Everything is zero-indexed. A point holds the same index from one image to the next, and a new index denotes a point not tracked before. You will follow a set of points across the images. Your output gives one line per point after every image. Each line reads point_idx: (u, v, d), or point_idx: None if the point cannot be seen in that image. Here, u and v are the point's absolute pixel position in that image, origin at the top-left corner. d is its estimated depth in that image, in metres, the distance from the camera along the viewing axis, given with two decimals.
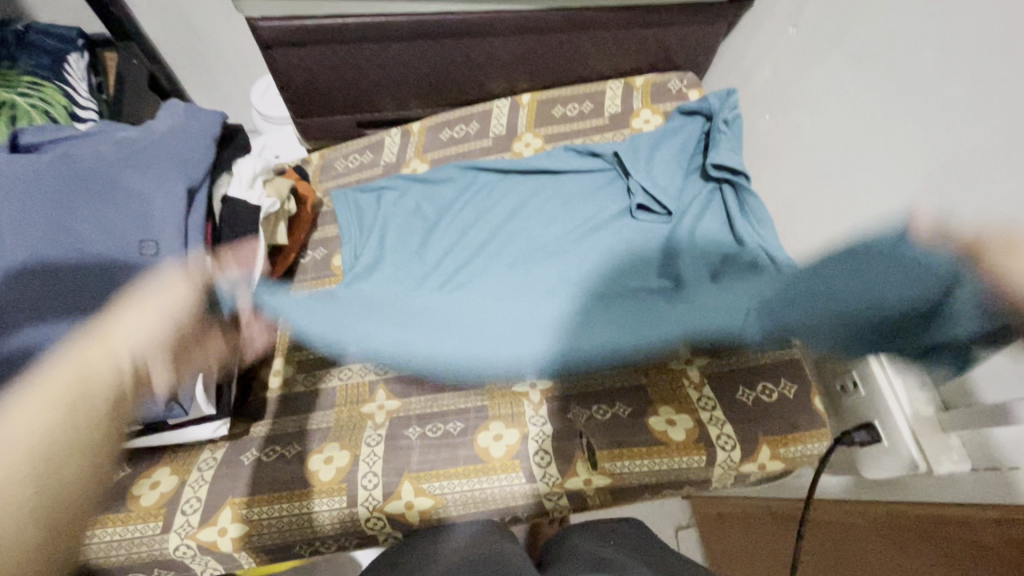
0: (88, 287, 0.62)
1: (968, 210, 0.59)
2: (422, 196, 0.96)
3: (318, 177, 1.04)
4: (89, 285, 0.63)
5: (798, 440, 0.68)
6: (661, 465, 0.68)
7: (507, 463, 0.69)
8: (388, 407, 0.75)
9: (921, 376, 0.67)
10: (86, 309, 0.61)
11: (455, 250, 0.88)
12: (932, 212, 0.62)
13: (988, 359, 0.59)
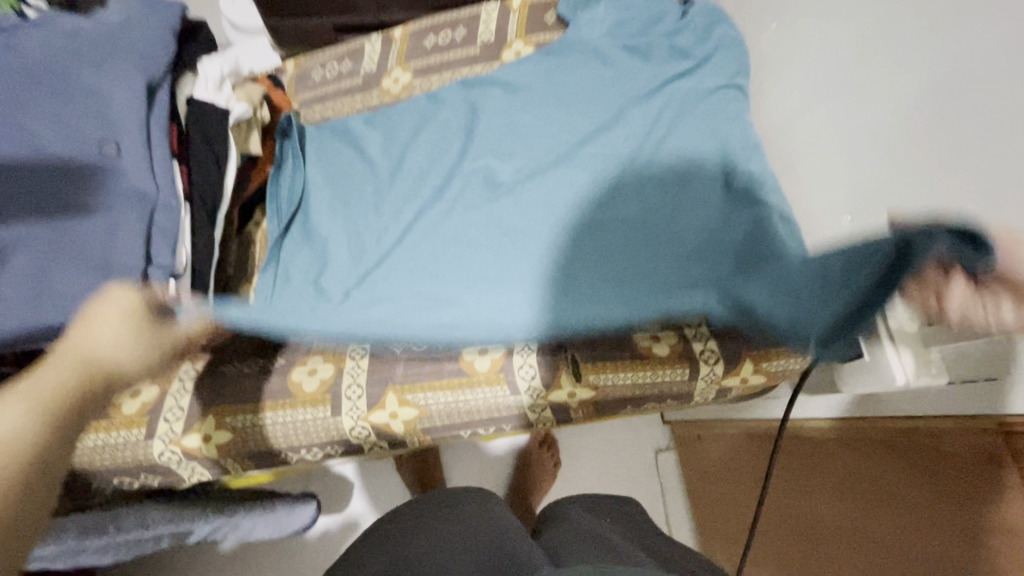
0: (47, 187, 0.59)
1: (968, 117, 0.56)
2: (396, 115, 0.90)
3: (293, 87, 0.98)
4: (48, 185, 0.59)
5: (782, 354, 0.68)
6: (644, 377, 0.68)
7: (491, 376, 0.67)
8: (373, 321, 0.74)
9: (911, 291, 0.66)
10: (47, 211, 0.58)
11: (424, 170, 0.84)
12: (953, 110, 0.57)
13: None
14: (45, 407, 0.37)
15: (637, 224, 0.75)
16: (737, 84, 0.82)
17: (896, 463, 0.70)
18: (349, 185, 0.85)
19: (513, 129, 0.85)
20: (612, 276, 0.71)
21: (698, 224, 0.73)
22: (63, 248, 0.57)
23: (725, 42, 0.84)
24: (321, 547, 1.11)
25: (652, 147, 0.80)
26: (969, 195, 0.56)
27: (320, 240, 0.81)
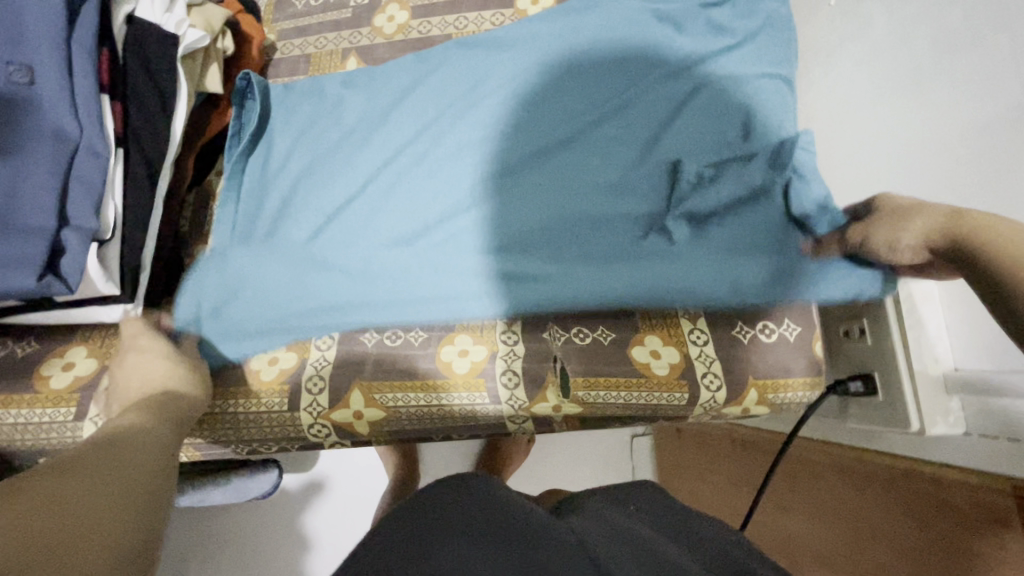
0: None
1: None
2: (377, 67, 0.78)
3: (270, 14, 0.84)
4: None
5: (789, 386, 0.63)
6: (638, 398, 0.62)
7: (469, 381, 0.62)
8: None
9: (946, 318, 0.61)
10: None
11: (405, 134, 0.74)
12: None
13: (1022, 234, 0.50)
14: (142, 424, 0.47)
15: (644, 225, 0.67)
16: (782, 74, 0.73)
17: (891, 500, 0.68)
18: (314, 145, 0.74)
19: (521, 100, 0.73)
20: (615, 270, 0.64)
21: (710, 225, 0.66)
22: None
23: (773, 20, 0.74)
24: (283, 512, 1.07)
25: (664, 139, 0.71)
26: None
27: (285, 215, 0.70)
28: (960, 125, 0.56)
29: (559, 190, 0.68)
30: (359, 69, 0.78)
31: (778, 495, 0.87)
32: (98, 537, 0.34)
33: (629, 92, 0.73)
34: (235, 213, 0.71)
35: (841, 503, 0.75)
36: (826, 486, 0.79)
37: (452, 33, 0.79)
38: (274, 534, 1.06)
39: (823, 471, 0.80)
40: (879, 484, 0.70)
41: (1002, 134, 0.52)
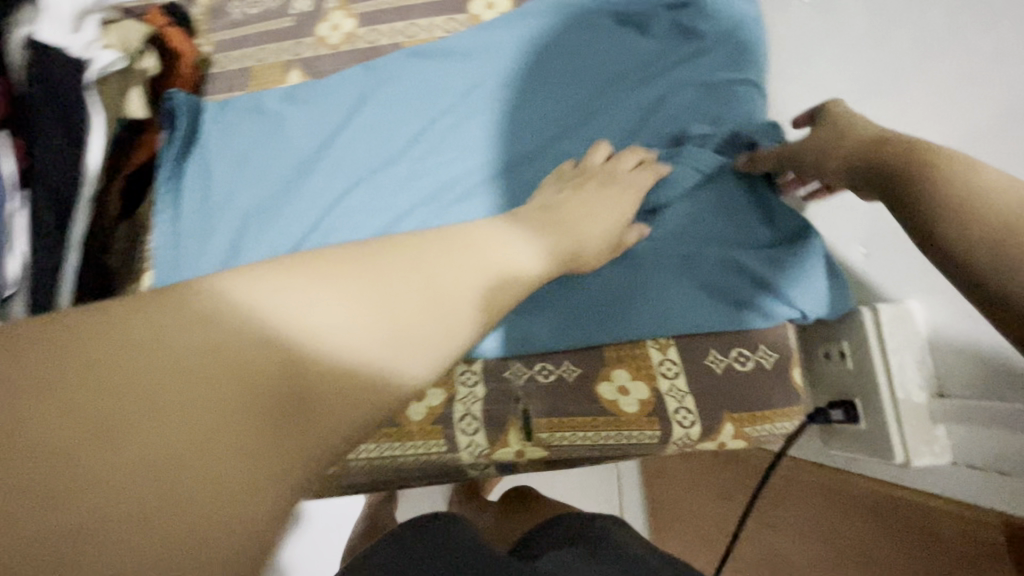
0: None
1: None
2: (318, 83, 0.72)
3: (206, 24, 0.78)
4: None
5: (767, 419, 0.59)
6: (606, 438, 0.58)
7: (423, 428, 0.57)
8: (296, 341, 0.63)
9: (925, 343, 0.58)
10: None
11: (346, 157, 0.69)
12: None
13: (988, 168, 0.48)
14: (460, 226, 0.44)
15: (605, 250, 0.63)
16: (753, 79, 0.68)
17: (878, 528, 0.64)
18: (252, 171, 0.69)
19: (469, 120, 0.69)
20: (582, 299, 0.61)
21: (676, 246, 0.62)
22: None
23: (746, 19, 0.69)
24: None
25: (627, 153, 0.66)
26: None
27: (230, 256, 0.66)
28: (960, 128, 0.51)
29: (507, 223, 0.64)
30: (301, 84, 0.72)
31: (759, 515, 0.84)
32: (208, 479, 0.26)
33: (590, 107, 0.68)
34: (175, 255, 0.66)
35: (821, 528, 0.72)
36: (806, 508, 0.76)
37: (402, 41, 0.74)
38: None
39: (803, 491, 0.77)
40: (862, 510, 0.67)
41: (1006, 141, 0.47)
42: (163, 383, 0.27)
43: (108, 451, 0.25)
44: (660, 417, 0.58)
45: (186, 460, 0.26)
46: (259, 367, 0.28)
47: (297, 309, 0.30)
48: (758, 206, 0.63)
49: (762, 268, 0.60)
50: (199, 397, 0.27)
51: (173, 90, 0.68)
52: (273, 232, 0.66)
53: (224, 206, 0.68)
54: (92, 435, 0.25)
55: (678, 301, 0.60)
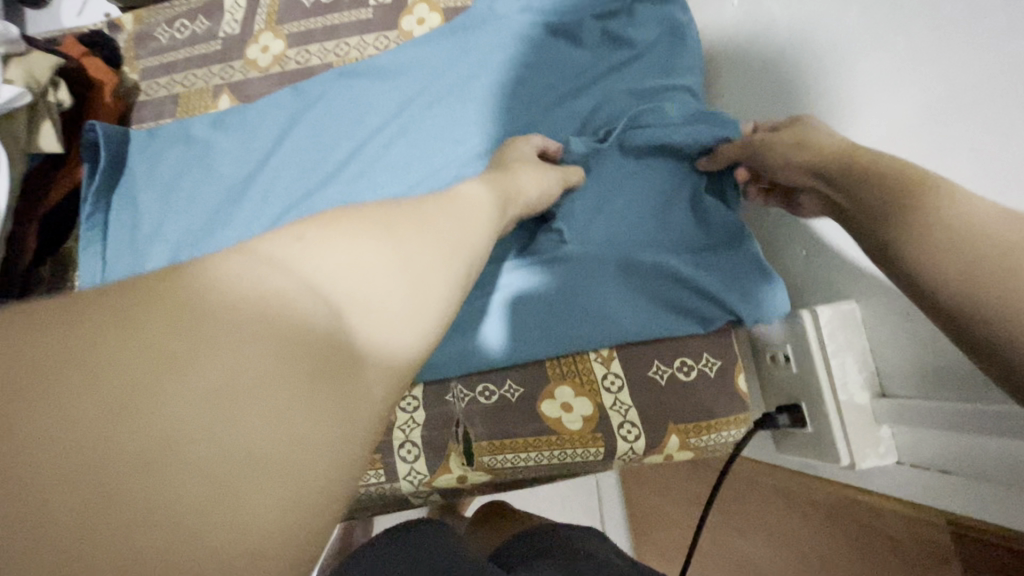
0: None
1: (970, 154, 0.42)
2: (250, 106, 0.70)
3: (131, 51, 0.76)
4: None
5: (713, 428, 0.58)
6: (550, 458, 0.57)
7: (362, 459, 0.56)
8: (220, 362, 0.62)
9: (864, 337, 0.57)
10: None
11: (279, 180, 0.67)
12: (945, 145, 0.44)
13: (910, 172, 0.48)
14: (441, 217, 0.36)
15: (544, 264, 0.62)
16: (687, 85, 0.68)
17: (836, 528, 0.64)
18: (182, 200, 0.67)
19: (402, 138, 0.68)
20: (523, 312, 0.60)
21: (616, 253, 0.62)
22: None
23: (675, 26, 0.69)
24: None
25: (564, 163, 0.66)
26: None
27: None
28: (880, 125, 0.51)
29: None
30: (229, 109, 0.70)
31: (726, 517, 0.83)
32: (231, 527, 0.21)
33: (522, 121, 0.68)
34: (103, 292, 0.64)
35: (783, 532, 0.72)
36: (770, 512, 0.75)
37: (333, 61, 0.72)
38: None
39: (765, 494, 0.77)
40: (820, 513, 0.67)
41: (925, 137, 0.46)
42: (143, 323, 0.23)
43: (60, 398, 0.20)
44: (604, 433, 0.57)
45: (157, 409, 0.21)
46: (232, 331, 0.23)
47: (284, 273, 0.26)
48: (694, 209, 0.64)
49: (698, 271, 0.60)
50: (178, 337, 0.23)
51: (93, 121, 0.66)
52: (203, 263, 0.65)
53: (165, 232, 0.66)
54: (65, 373, 0.21)
55: (618, 311, 0.59)
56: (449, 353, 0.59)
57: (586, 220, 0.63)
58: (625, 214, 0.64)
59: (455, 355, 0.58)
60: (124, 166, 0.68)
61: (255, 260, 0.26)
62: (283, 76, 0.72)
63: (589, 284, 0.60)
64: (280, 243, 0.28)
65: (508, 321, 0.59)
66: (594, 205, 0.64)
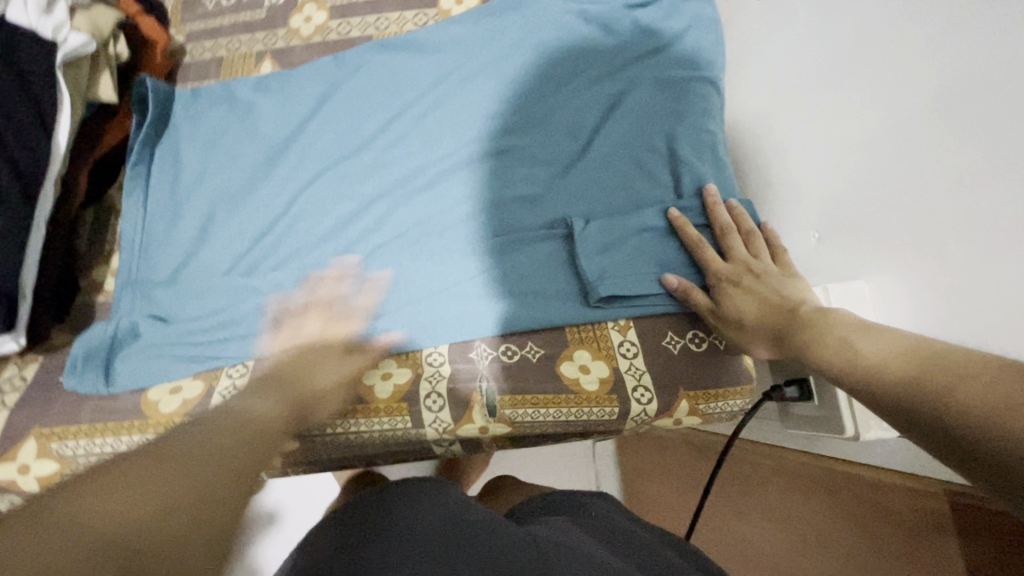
0: None
1: (976, 138, 0.49)
2: (292, 73, 0.73)
3: (178, 14, 0.79)
4: None
5: (720, 395, 0.61)
6: (566, 415, 0.60)
7: (392, 407, 0.59)
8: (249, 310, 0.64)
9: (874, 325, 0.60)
10: None
11: (315, 141, 0.70)
12: (949, 131, 0.51)
13: (918, 157, 0.54)
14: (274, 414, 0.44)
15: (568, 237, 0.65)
16: (710, 75, 0.72)
17: (835, 509, 0.67)
18: (220, 158, 0.70)
19: (436, 110, 0.70)
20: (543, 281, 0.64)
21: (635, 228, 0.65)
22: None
23: (700, 22, 0.73)
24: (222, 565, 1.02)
25: (590, 143, 0.69)
26: (968, 226, 0.50)
27: (198, 242, 0.67)
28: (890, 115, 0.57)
29: (470, 209, 0.67)
30: (271, 73, 0.73)
31: (722, 496, 0.87)
32: None
33: (552, 100, 0.71)
34: (144, 238, 0.67)
35: (780, 511, 0.75)
36: (768, 492, 0.79)
37: (373, 34, 0.75)
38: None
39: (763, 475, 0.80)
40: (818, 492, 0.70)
41: (930, 124, 0.53)
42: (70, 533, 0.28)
43: None
44: (619, 395, 0.60)
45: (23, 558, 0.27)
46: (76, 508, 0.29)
47: (145, 463, 0.33)
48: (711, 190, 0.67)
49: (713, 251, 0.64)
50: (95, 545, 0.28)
51: (144, 76, 0.69)
52: (242, 217, 0.67)
53: (191, 206, 0.68)
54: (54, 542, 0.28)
55: (634, 283, 0.63)
56: (471, 315, 0.62)
57: (608, 197, 0.67)
58: (646, 194, 0.67)
59: (480, 317, 0.62)
60: (169, 121, 0.71)
61: (92, 496, 0.30)
62: (325, 46, 0.75)
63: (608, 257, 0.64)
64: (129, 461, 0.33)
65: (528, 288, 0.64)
66: (618, 184, 0.67)
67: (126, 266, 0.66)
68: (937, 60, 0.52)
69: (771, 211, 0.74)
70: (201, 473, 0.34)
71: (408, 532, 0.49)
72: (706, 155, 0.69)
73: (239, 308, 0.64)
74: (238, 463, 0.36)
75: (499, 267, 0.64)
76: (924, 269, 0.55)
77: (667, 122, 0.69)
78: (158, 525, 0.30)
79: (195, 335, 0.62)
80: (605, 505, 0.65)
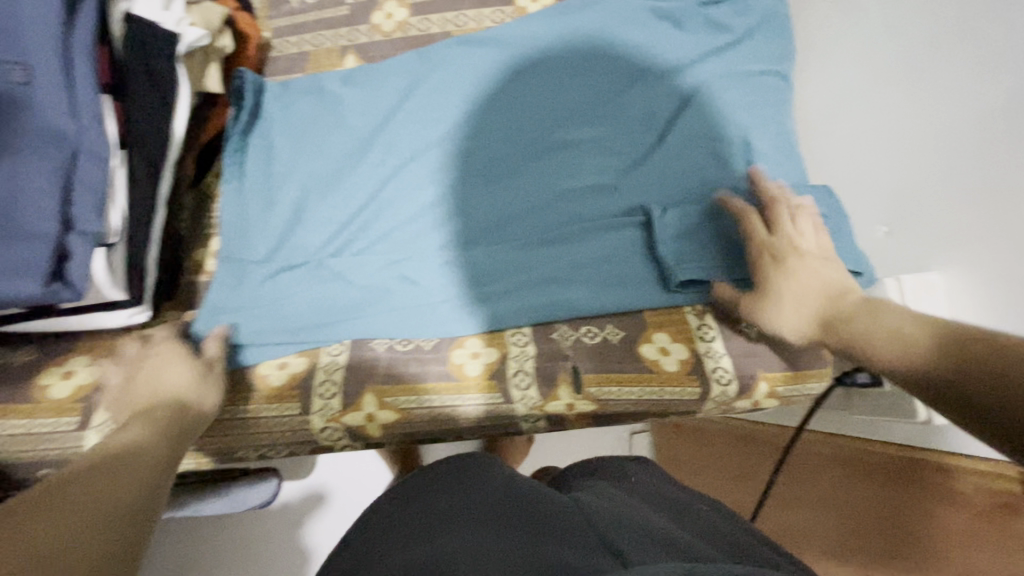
0: None
1: None
2: (376, 67, 0.76)
3: (265, 11, 0.83)
4: None
5: (797, 379, 0.63)
6: (649, 394, 0.62)
7: (483, 382, 0.62)
8: (343, 289, 0.67)
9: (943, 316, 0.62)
10: None
11: (399, 131, 0.73)
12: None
13: (996, 152, 0.55)
14: (145, 441, 0.46)
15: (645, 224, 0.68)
16: (780, 70, 0.74)
17: (897, 492, 0.68)
18: (310, 148, 0.73)
19: (515, 102, 0.73)
20: (623, 265, 0.66)
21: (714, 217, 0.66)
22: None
23: (771, 17, 0.75)
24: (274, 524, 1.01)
25: (663, 134, 0.72)
26: None
27: (290, 225, 0.71)
28: (964, 110, 0.58)
29: (549, 197, 0.69)
30: (357, 68, 0.77)
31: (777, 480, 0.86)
32: None
33: (627, 93, 0.73)
34: (241, 221, 0.71)
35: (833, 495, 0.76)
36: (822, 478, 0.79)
37: (452, 30, 0.79)
38: (266, 539, 1.00)
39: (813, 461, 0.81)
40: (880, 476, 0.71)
41: (1006, 121, 0.54)
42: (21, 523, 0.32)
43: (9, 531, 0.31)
44: (699, 377, 0.62)
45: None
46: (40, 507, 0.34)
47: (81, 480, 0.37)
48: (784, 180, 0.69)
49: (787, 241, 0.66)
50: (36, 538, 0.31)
51: (242, 69, 0.73)
52: (332, 203, 0.71)
53: (284, 192, 0.72)
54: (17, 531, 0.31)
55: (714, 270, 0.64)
56: (554, 298, 0.65)
57: (683, 187, 0.69)
58: (721, 184, 0.69)
59: (562, 300, 0.64)
60: (263, 113, 0.75)
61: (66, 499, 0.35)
62: (407, 42, 0.79)
63: (687, 245, 0.65)
64: (80, 484, 0.37)
65: (608, 273, 0.66)
66: (693, 174, 0.70)
67: (225, 246, 0.69)
68: (1020, 57, 0.52)
69: (845, 203, 0.74)
70: (96, 481, 0.38)
71: (450, 508, 0.46)
72: (777, 147, 0.71)
73: (330, 288, 0.67)
74: (145, 468, 0.43)
75: (579, 252, 0.67)
76: (1000, 259, 0.55)
77: (741, 114, 0.71)
78: (117, 518, 0.36)
79: (291, 312, 0.66)
80: (664, 478, 0.59)
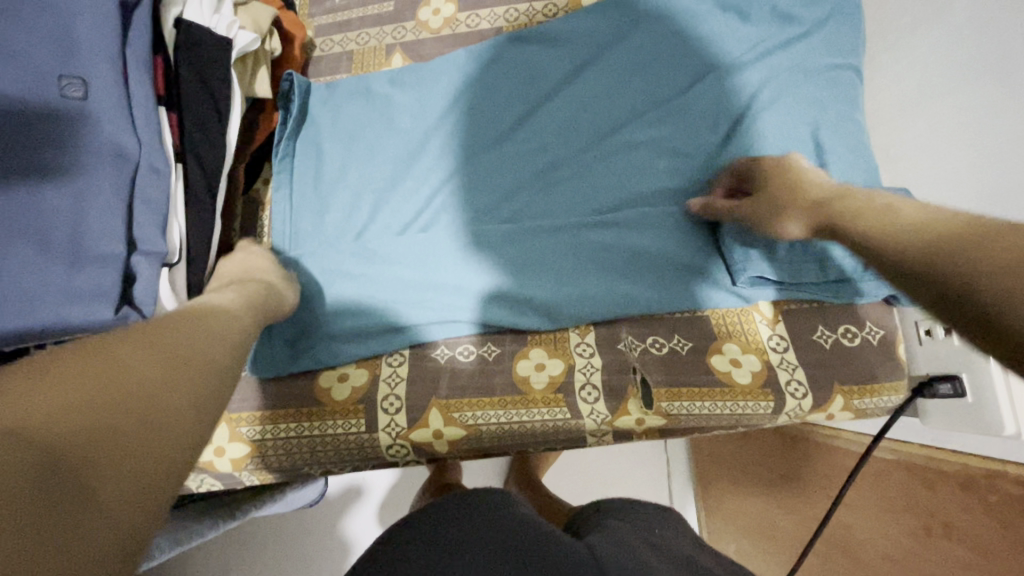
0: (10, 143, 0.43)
1: None
2: (427, 66, 0.74)
3: (307, 9, 0.80)
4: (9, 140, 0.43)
5: (877, 391, 0.61)
6: (722, 409, 0.60)
7: (549, 395, 0.61)
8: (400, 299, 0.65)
9: None
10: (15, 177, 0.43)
11: (452, 132, 0.71)
12: None
13: None
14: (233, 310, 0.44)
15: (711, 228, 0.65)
16: (852, 62, 0.70)
17: (972, 502, 0.65)
18: (360, 151, 0.71)
19: (571, 100, 0.71)
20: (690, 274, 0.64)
21: None
22: (10, 225, 0.43)
23: (841, 5, 0.71)
24: (319, 508, 1.02)
25: (730, 132, 0.68)
26: None
27: (343, 233, 0.69)
28: None
29: (610, 200, 0.67)
30: (406, 67, 0.74)
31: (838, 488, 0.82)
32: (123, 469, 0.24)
33: (689, 88, 0.70)
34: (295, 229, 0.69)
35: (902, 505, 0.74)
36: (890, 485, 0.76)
37: (502, 25, 0.76)
38: (312, 532, 1.01)
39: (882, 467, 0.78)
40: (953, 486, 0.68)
41: None
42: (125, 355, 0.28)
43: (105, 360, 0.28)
44: (773, 391, 0.60)
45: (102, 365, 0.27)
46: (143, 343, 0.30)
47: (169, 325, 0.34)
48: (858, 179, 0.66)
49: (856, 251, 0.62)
50: (129, 375, 0.27)
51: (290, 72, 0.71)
52: (388, 210, 0.69)
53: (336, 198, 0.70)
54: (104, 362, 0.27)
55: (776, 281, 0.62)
56: (619, 308, 0.62)
57: None
58: None
59: (629, 310, 0.62)
60: (313, 117, 0.73)
61: (121, 353, 0.29)
62: (455, 39, 0.76)
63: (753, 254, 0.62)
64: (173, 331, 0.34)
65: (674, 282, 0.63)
66: None
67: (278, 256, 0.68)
68: None
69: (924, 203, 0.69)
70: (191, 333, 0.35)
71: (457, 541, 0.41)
72: (852, 144, 0.67)
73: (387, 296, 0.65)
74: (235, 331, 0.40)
75: (644, 259, 0.64)
76: None
77: (811, 111, 0.68)
78: (202, 368, 0.32)
79: (345, 321, 0.64)
80: None
